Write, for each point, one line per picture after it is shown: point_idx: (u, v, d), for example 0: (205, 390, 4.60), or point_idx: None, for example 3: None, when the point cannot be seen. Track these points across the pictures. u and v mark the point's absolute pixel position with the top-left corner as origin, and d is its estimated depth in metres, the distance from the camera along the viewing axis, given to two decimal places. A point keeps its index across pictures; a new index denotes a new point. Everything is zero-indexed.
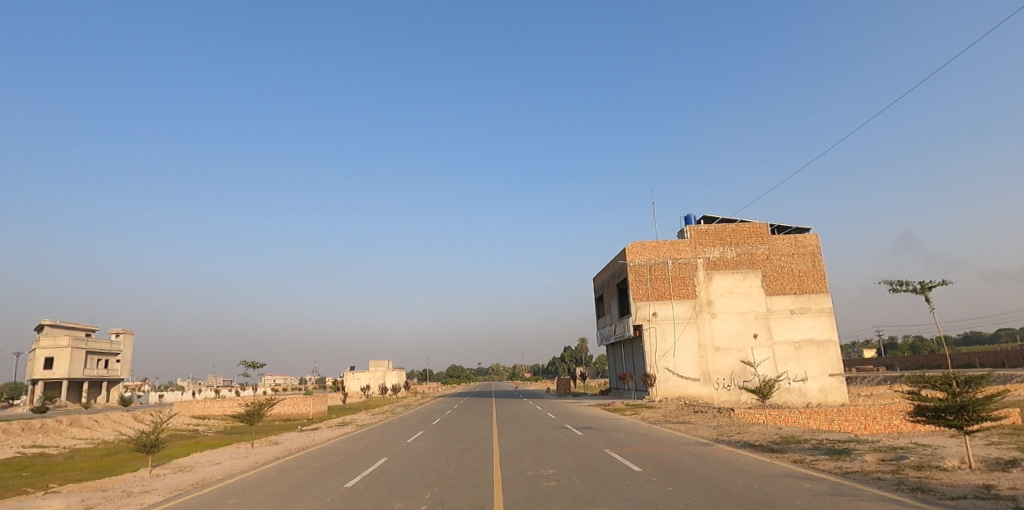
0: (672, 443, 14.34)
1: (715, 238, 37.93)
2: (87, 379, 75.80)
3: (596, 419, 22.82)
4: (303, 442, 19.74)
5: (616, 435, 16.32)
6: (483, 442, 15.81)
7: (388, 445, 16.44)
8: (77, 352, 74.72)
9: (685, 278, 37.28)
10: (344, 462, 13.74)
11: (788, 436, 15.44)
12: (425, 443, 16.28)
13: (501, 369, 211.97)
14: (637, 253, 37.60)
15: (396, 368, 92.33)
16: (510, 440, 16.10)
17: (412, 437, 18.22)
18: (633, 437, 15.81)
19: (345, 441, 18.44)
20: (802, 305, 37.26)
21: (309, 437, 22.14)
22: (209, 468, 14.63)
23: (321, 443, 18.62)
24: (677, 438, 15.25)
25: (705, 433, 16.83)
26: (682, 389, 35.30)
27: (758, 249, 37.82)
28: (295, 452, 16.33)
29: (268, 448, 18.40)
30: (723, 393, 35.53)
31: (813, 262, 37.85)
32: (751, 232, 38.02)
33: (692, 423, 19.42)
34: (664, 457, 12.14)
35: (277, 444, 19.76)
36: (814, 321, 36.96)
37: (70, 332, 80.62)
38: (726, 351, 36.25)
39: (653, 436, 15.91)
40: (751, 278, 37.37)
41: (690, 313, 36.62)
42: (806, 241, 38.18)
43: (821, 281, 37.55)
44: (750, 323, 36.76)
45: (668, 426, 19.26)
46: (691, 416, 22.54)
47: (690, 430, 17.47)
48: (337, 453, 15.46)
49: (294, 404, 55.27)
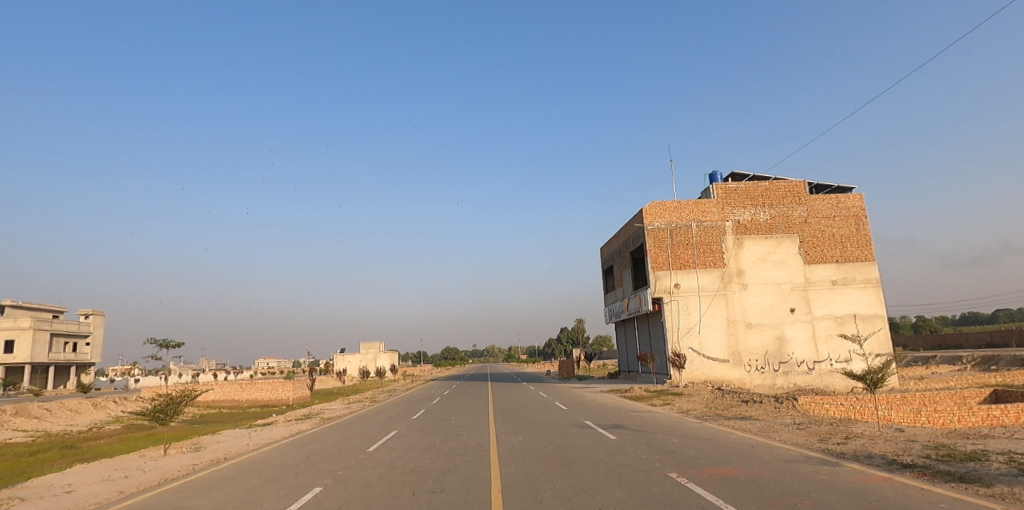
0: (775, 462, 9.04)
1: (745, 198, 32.67)
2: (53, 363, 70.33)
3: (621, 412, 17.72)
4: (232, 448, 14.44)
5: (670, 445, 11.01)
6: (476, 456, 10.62)
7: (336, 460, 11.19)
8: (41, 334, 69.21)
9: (711, 243, 32.09)
10: (251, 497, 8.51)
11: (932, 444, 10.31)
12: (392, 457, 11.08)
13: (495, 351, 208.84)
14: (656, 215, 32.31)
15: (388, 351, 87.51)
16: (516, 451, 10.90)
17: (377, 444, 12.93)
18: (697, 447, 10.71)
19: (285, 448, 13.23)
20: (846, 275, 32.22)
21: (249, 438, 16.77)
22: (42, 503, 9.32)
23: (251, 451, 13.28)
24: (772, 451, 9.95)
25: (798, 437, 11.69)
26: (708, 373, 30.39)
27: (795, 212, 32.71)
28: (195, 473, 11.02)
29: (172, 461, 13.01)
30: (755, 376, 30.60)
31: (857, 226, 32.87)
32: (787, 191, 32.86)
33: (760, 421, 14.28)
34: (791, 499, 6.87)
35: (195, 452, 14.45)
36: (860, 294, 31.96)
37: (37, 314, 75.37)
38: (759, 328, 31.26)
39: (725, 445, 10.78)
40: (787, 244, 32.29)
41: (717, 284, 31.52)
42: (849, 202, 33.17)
43: (867, 248, 32.61)
44: (786, 296, 31.74)
45: (726, 423, 14.26)
46: (744, 408, 17.43)
47: (771, 433, 12.27)
48: (255, 475, 10.22)
49: (273, 389, 50.27)
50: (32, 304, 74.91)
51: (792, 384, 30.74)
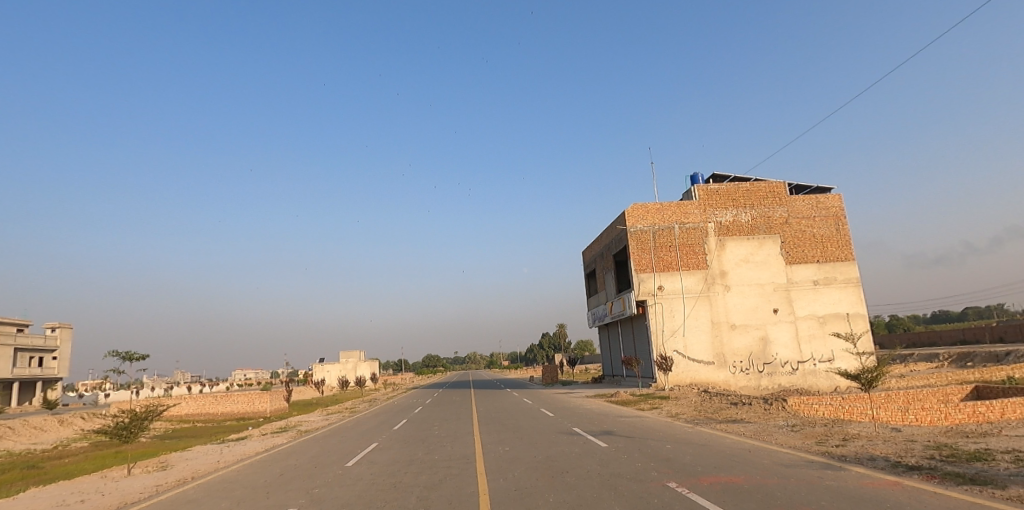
0: (777, 468, 8.64)
1: (727, 199, 32.67)
2: (17, 379, 67.51)
3: (609, 418, 17.28)
4: (202, 466, 13.59)
5: (665, 452, 10.55)
6: (462, 469, 10.03)
7: (313, 477, 10.49)
8: (5, 350, 66.44)
9: (694, 245, 31.98)
10: None
11: (933, 444, 10.03)
12: (372, 472, 10.44)
13: (477, 358, 207.59)
14: (638, 217, 32.10)
15: (368, 359, 86.10)
16: (504, 463, 10.36)
17: (357, 458, 12.23)
18: (693, 453, 10.29)
19: (258, 465, 12.45)
20: (826, 275, 32.36)
21: (221, 455, 15.88)
22: None
23: (221, 469, 12.48)
24: (772, 456, 9.54)
25: (794, 440, 11.33)
26: (693, 375, 30.17)
27: (776, 212, 32.80)
28: (159, 495, 10.25)
29: (136, 482, 12.16)
30: (740, 378, 30.48)
31: (837, 226, 33.09)
32: (768, 192, 32.95)
33: (753, 424, 13.94)
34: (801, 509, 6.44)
35: (161, 471, 13.59)
36: (841, 294, 32.12)
37: (1, 328, 72.44)
38: (743, 329, 31.18)
39: (722, 450, 10.37)
40: (768, 245, 32.32)
41: (701, 286, 31.39)
42: (829, 202, 33.40)
43: (846, 247, 32.83)
44: (769, 297, 31.73)
45: (718, 427, 13.90)
46: (734, 411, 17.12)
47: (767, 436, 11.92)
48: (223, 496, 9.48)
49: (249, 401, 48.84)
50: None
51: (777, 385, 30.68)
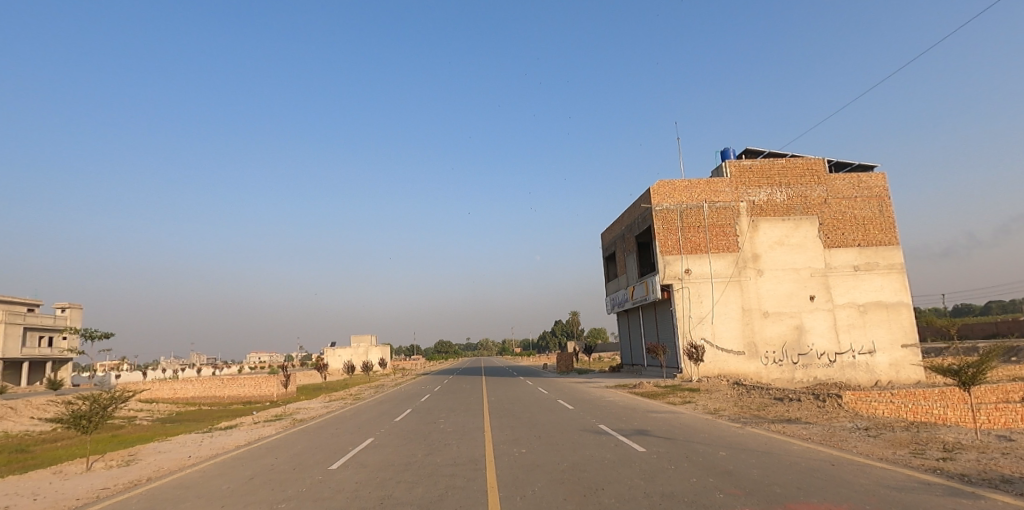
0: (887, 494, 6.44)
1: (761, 177, 30.16)
2: (27, 359, 66.93)
3: (638, 413, 15.23)
4: (168, 463, 11.65)
5: (723, 463, 8.40)
6: (468, 480, 7.96)
7: (284, 484, 8.50)
8: (14, 329, 65.98)
9: (724, 226, 29.57)
10: None
11: None
12: (356, 480, 8.41)
13: (489, 345, 206.64)
14: (664, 195, 29.74)
15: (379, 344, 84.80)
16: (521, 472, 8.28)
17: (344, 459, 10.26)
18: (760, 465, 8.14)
19: (228, 465, 10.50)
20: (868, 260, 29.78)
21: (198, 448, 13.98)
22: None
23: (186, 469, 10.52)
24: (869, 474, 7.35)
25: (881, 449, 9.09)
26: (722, 366, 27.95)
27: (814, 192, 30.21)
28: (96, 503, 8.35)
29: (83, 483, 10.22)
30: (773, 370, 28.23)
31: (880, 207, 30.44)
32: (806, 169, 30.34)
33: (815, 426, 11.74)
34: None
35: (118, 468, 11.65)
36: (883, 281, 29.55)
37: (12, 307, 72.22)
38: (776, 317, 28.83)
39: (797, 463, 8.20)
40: (805, 227, 29.82)
41: (731, 270, 29.04)
42: (872, 181, 30.71)
43: (890, 230, 30.22)
44: (805, 283, 29.29)
45: (773, 429, 11.74)
46: (784, 408, 14.90)
47: (842, 444, 9.71)
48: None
49: (256, 385, 47.49)
50: (7, 297, 71.61)
51: (812, 378, 28.41)
